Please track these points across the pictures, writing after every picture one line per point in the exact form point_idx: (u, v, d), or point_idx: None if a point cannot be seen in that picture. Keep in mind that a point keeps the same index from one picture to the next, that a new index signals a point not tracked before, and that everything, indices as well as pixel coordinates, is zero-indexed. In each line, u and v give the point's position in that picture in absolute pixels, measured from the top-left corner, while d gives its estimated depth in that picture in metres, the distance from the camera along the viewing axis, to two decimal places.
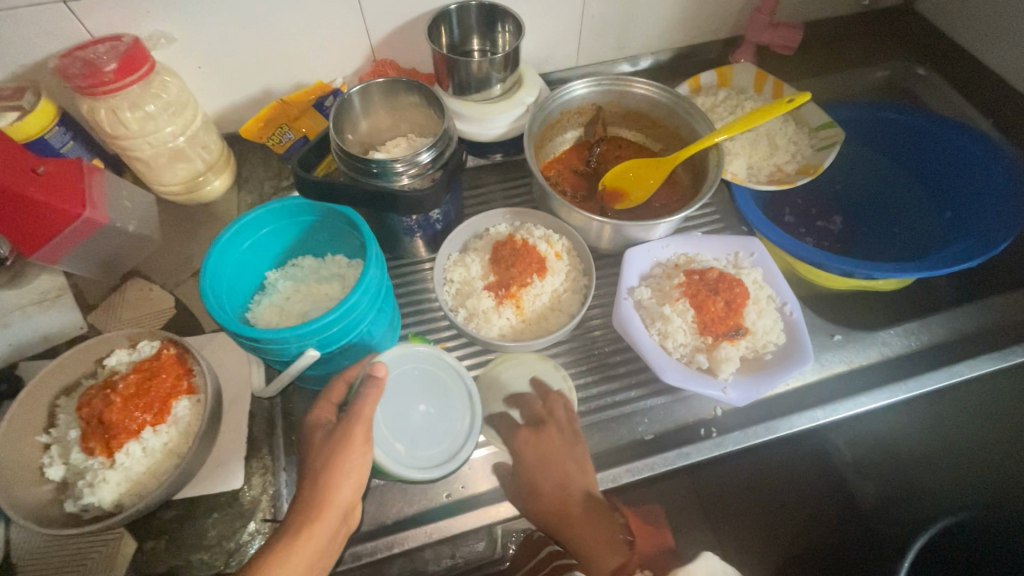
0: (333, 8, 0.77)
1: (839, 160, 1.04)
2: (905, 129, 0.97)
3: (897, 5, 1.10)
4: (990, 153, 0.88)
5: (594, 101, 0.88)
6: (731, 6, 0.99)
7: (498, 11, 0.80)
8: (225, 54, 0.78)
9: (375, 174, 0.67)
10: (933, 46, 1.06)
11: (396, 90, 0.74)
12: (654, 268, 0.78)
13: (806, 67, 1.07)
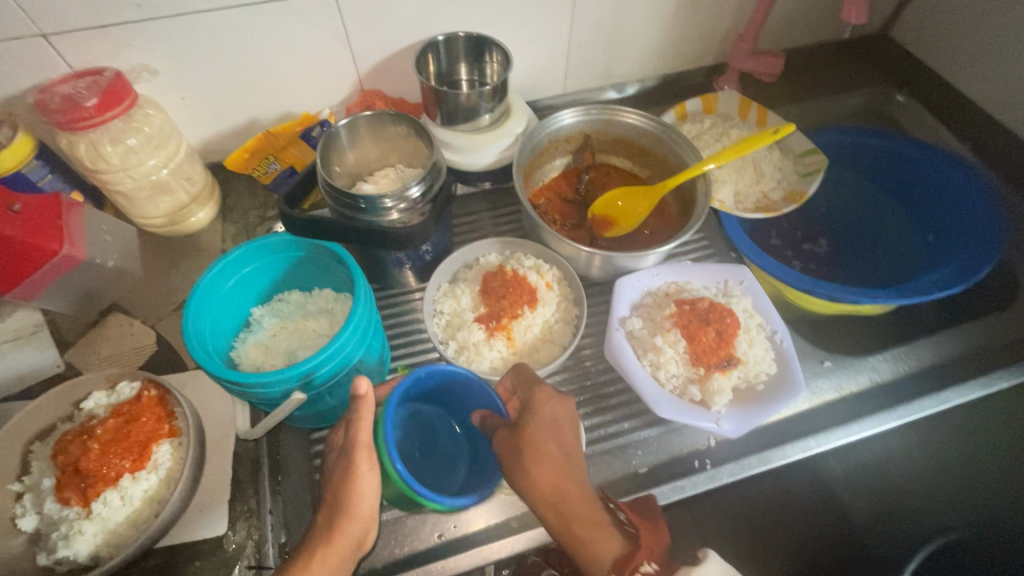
0: (320, 40, 0.77)
1: (824, 184, 1.05)
2: (886, 154, 0.99)
3: (873, 33, 1.13)
4: (970, 179, 0.90)
5: (582, 129, 0.89)
6: (714, 35, 1.01)
7: (486, 41, 0.80)
8: (209, 85, 0.77)
9: (363, 209, 0.66)
10: (911, 73, 1.09)
11: (384, 122, 0.74)
12: (644, 297, 0.78)
13: (789, 92, 1.09)
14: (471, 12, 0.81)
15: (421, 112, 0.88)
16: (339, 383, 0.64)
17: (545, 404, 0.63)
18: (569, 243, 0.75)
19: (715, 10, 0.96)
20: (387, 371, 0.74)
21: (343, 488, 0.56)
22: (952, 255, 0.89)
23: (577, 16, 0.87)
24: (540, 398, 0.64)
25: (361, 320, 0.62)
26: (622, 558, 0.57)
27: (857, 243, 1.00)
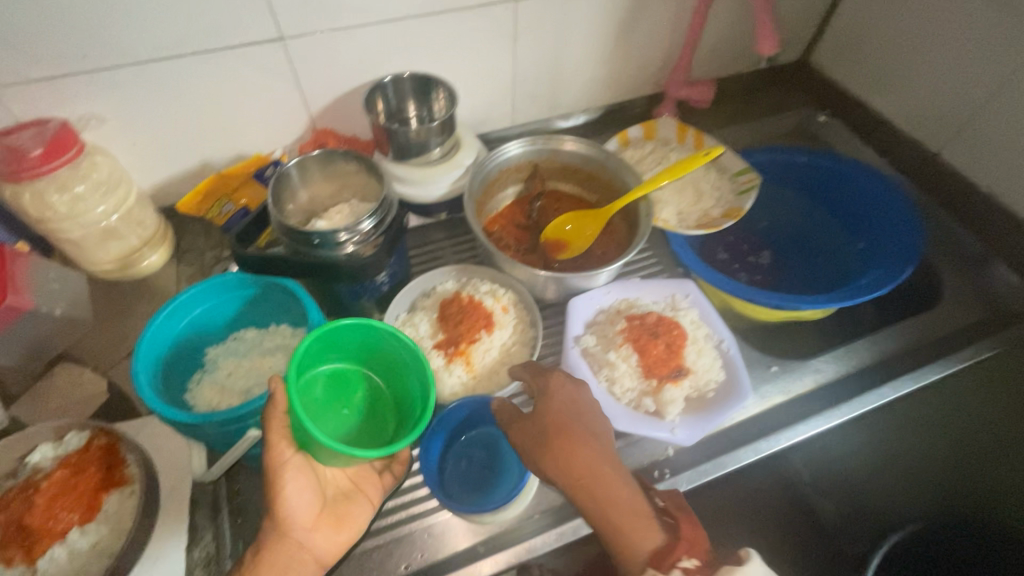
0: (269, 83, 0.80)
1: (761, 201, 1.12)
2: (812, 170, 1.07)
3: (796, 61, 1.23)
4: (886, 189, 0.99)
5: (530, 159, 0.93)
6: (650, 67, 1.08)
7: (432, 81, 0.84)
8: (160, 131, 0.78)
9: (318, 245, 0.67)
10: (831, 96, 1.19)
11: (334, 159, 0.76)
12: (597, 315, 0.81)
13: (724, 117, 1.17)
14: (418, 53, 0.85)
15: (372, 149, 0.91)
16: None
17: (557, 387, 0.66)
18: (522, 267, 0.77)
19: (649, 45, 1.03)
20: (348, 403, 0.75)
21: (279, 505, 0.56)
22: (881, 259, 0.96)
23: (520, 54, 0.93)
24: (553, 383, 0.66)
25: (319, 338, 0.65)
26: (659, 551, 0.57)
27: (795, 252, 1.06)
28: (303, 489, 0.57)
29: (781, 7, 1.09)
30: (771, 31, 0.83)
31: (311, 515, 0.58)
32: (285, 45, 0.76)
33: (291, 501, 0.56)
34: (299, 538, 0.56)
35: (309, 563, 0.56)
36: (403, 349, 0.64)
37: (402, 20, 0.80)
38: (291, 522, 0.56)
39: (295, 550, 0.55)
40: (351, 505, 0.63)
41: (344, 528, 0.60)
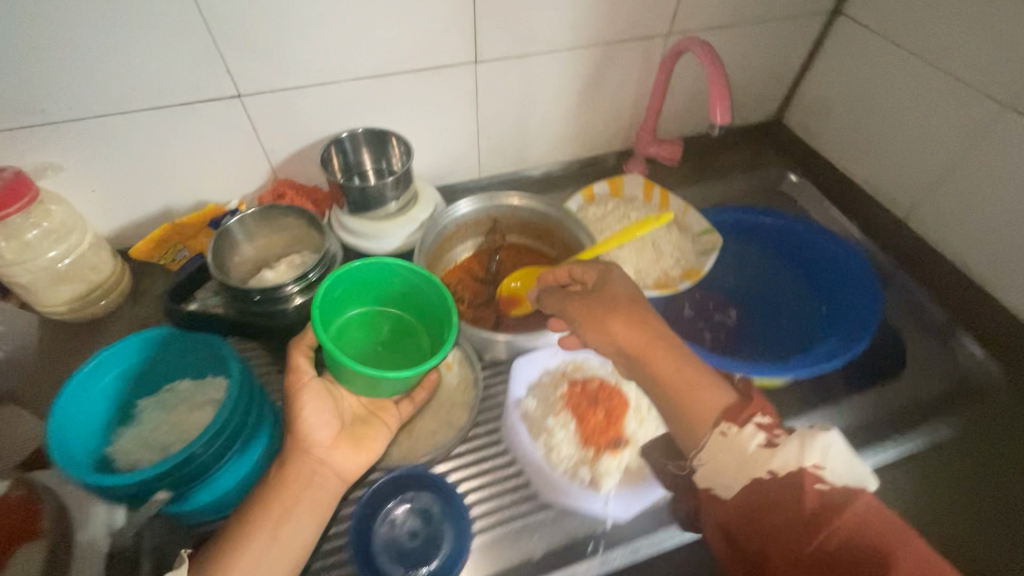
0: (228, 136, 0.82)
1: (727, 258, 1.10)
2: (778, 231, 1.07)
3: (771, 120, 1.24)
4: (850, 256, 0.98)
5: (488, 214, 0.94)
6: (617, 125, 1.09)
7: (386, 135, 0.84)
8: (119, 179, 0.81)
9: (260, 300, 0.71)
10: (804, 156, 1.20)
11: (277, 213, 0.77)
12: (542, 376, 0.79)
13: (696, 173, 1.17)
14: (377, 110, 0.87)
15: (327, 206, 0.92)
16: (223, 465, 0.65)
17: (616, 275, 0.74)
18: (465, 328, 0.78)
19: (615, 103, 1.04)
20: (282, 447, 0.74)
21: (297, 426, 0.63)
22: (845, 324, 0.95)
23: (482, 111, 0.95)
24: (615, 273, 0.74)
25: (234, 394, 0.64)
26: (734, 408, 0.60)
27: (762, 314, 1.04)
28: (321, 412, 0.65)
29: (750, 70, 1.10)
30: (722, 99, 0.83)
31: (330, 435, 0.64)
32: (243, 102, 0.78)
33: (308, 418, 0.63)
34: (317, 454, 0.63)
35: (325, 479, 0.63)
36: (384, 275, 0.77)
37: (360, 79, 0.82)
38: (310, 440, 0.63)
39: (313, 463, 0.62)
40: (369, 427, 0.69)
41: (362, 447, 0.67)
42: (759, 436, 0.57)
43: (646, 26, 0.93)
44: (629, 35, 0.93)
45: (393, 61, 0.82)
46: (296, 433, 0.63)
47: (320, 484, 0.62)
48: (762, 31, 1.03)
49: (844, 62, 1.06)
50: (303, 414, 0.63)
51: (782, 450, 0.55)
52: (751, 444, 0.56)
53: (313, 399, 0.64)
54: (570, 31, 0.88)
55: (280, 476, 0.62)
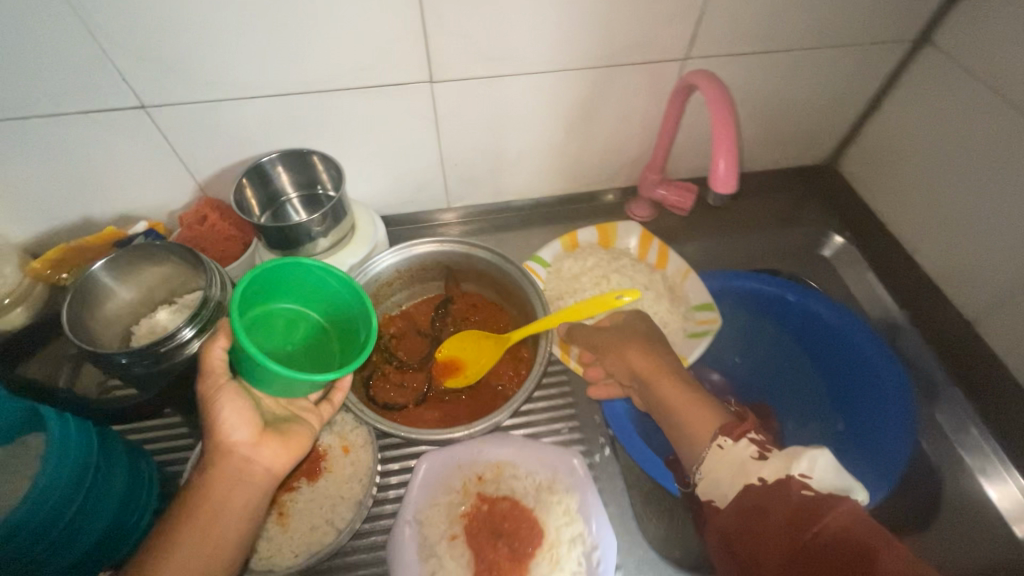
0: (140, 150, 0.72)
1: (735, 335, 0.89)
2: (799, 311, 0.85)
3: (821, 163, 1.01)
4: (888, 364, 0.76)
5: (437, 260, 0.81)
6: (620, 159, 0.91)
7: (309, 156, 0.73)
8: (26, 189, 0.73)
9: (127, 364, 0.59)
10: (854, 215, 0.97)
11: (145, 255, 0.64)
12: (453, 479, 0.65)
13: (714, 223, 0.97)
14: (313, 130, 0.75)
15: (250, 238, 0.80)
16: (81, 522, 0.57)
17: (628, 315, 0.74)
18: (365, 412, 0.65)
19: (616, 136, 0.86)
20: (156, 493, 0.67)
21: (216, 426, 0.56)
22: (869, 453, 0.74)
23: (445, 137, 0.80)
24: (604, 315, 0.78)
25: (59, 441, 0.57)
26: (729, 426, 0.57)
27: (768, 411, 0.82)
28: (241, 413, 0.57)
29: (796, 105, 0.88)
30: (728, 149, 0.64)
31: (253, 432, 0.57)
32: (150, 114, 0.68)
33: (227, 416, 0.56)
34: (242, 453, 0.56)
35: (257, 475, 0.57)
36: (336, 283, 0.64)
37: (289, 96, 0.70)
38: (231, 440, 0.56)
39: (239, 467, 0.56)
40: (297, 424, 0.62)
41: (292, 442, 0.60)
42: (753, 448, 0.54)
43: (655, 48, 0.74)
44: (632, 59, 0.75)
45: (327, 77, 0.69)
46: (216, 433, 0.55)
47: (252, 483, 0.56)
48: (816, 60, 0.81)
49: (922, 107, 0.82)
50: (222, 412, 0.56)
51: (772, 463, 0.52)
52: (743, 456, 0.54)
53: (234, 400, 0.57)
54: (553, 51, 0.71)
55: (203, 483, 0.55)
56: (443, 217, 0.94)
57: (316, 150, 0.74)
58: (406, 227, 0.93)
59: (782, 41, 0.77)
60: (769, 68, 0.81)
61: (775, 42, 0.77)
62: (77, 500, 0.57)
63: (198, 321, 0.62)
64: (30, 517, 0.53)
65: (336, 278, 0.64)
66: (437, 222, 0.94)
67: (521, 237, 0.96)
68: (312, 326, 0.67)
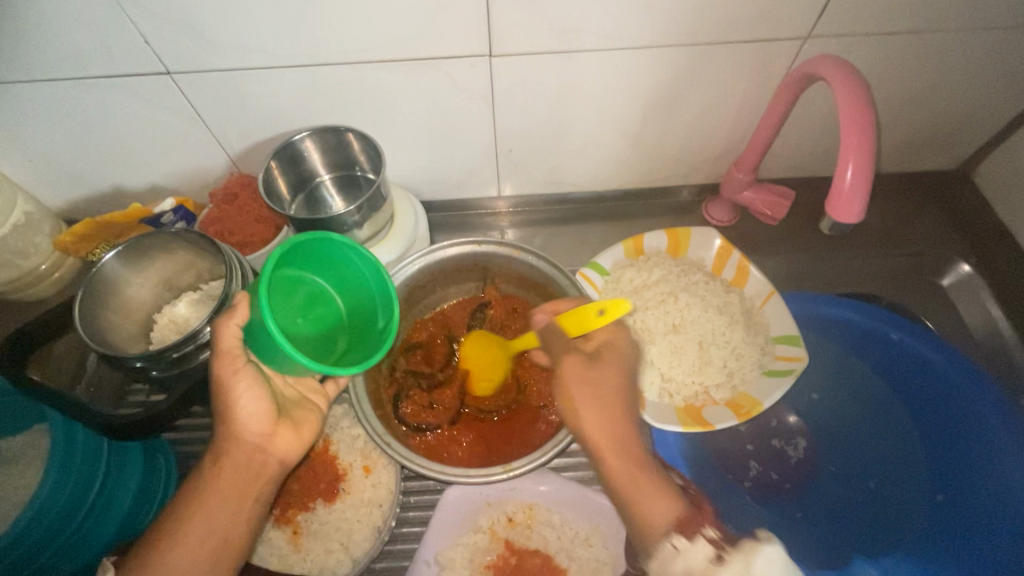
0: (166, 119, 0.65)
1: (818, 371, 0.75)
2: (903, 355, 0.71)
3: (950, 168, 0.83)
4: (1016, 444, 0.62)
5: (475, 261, 0.71)
6: (703, 153, 0.77)
7: (342, 134, 0.65)
8: (54, 155, 0.68)
9: (146, 367, 0.55)
10: (985, 238, 0.80)
11: (158, 243, 0.62)
12: (478, 522, 0.62)
13: (806, 234, 0.83)
14: (352, 106, 0.66)
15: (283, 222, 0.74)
16: (91, 524, 0.55)
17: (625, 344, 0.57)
18: (389, 445, 0.57)
19: (703, 126, 0.72)
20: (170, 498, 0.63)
21: (228, 413, 0.48)
22: (969, 547, 0.62)
23: (502, 118, 0.69)
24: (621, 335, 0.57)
25: (65, 444, 0.54)
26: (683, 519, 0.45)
27: (847, 463, 0.71)
28: (259, 397, 0.49)
29: (937, 99, 0.71)
30: (860, 150, 0.49)
31: (270, 422, 0.50)
32: (175, 81, 0.61)
33: (243, 402, 0.48)
34: (256, 444, 0.49)
35: (270, 468, 0.50)
36: (375, 280, 0.54)
37: (327, 67, 0.61)
38: (246, 430, 0.48)
39: (257, 457, 0.49)
40: (307, 410, 0.55)
41: (303, 432, 0.53)
42: (707, 549, 0.42)
43: (770, 23, 0.59)
44: (738, 35, 0.60)
45: (371, 45, 0.59)
46: (229, 422, 0.48)
47: (265, 479, 0.50)
48: (978, 44, 0.64)
49: None
50: (237, 398, 0.48)
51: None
52: (697, 567, 0.42)
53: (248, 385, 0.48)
54: (641, 22, 0.58)
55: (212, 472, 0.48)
56: (491, 205, 0.84)
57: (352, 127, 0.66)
58: (450, 214, 0.84)
59: (937, 17, 0.60)
60: (912, 52, 0.64)
61: (928, 19, 0.60)
62: (87, 501, 0.54)
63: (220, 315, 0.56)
64: (41, 513, 0.51)
65: (377, 274, 0.53)
66: (484, 209, 0.85)
67: (575, 232, 0.85)
68: (330, 315, 0.52)
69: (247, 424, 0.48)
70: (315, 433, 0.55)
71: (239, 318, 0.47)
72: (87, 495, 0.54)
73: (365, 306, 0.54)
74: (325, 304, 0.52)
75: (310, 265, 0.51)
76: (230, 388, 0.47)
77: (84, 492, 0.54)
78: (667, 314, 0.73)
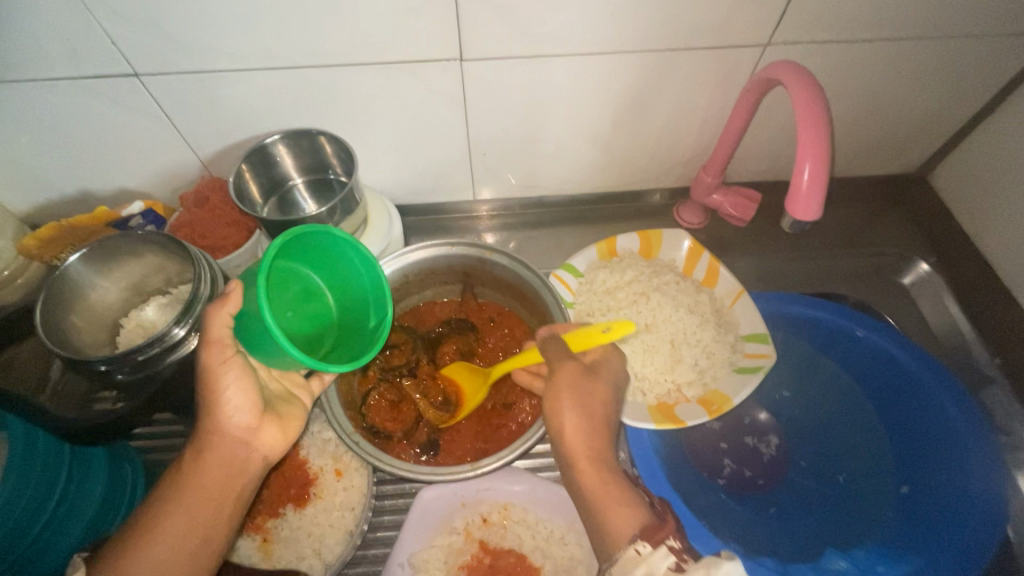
0: (135, 121, 0.65)
1: (789, 368, 0.77)
2: (867, 351, 0.73)
3: (909, 172, 0.86)
4: (977, 431, 0.64)
5: (455, 264, 0.72)
6: (672, 157, 0.79)
7: (314, 136, 0.65)
8: (18, 156, 0.67)
9: (111, 371, 0.54)
10: (943, 239, 0.84)
11: (125, 246, 0.61)
12: (453, 521, 0.61)
13: (773, 235, 0.85)
14: (325, 109, 0.66)
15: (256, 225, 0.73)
16: (51, 534, 0.53)
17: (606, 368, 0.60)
18: (348, 435, 0.58)
19: (672, 129, 0.74)
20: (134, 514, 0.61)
21: (212, 405, 0.47)
22: (932, 535, 0.63)
23: (474, 121, 0.70)
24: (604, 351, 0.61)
25: (24, 449, 0.52)
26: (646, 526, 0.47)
27: (819, 459, 0.73)
28: (246, 389, 0.48)
29: (893, 104, 0.74)
30: (816, 150, 0.51)
31: (256, 415, 0.49)
32: (145, 83, 0.61)
33: (229, 394, 0.47)
34: (239, 437, 0.48)
35: (253, 465, 0.49)
36: (370, 280, 0.54)
37: (300, 68, 0.61)
38: (233, 423, 0.48)
39: (241, 450, 0.49)
40: (293, 407, 0.55)
41: (289, 429, 0.53)
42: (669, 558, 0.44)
43: (733, 29, 0.61)
44: (703, 41, 0.62)
45: (343, 47, 0.59)
46: (216, 415, 0.47)
47: (238, 479, 0.48)
48: (931, 51, 0.67)
49: None
50: (225, 389, 0.47)
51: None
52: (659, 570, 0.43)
53: (237, 375, 0.47)
54: (607, 28, 0.60)
55: (177, 477, 0.47)
56: (466, 208, 0.85)
57: (325, 130, 0.66)
58: (426, 219, 0.85)
59: (889, 26, 0.63)
60: (867, 59, 0.67)
61: (881, 27, 0.63)
62: (47, 509, 0.53)
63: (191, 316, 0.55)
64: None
65: (373, 273, 0.54)
66: (460, 212, 0.85)
67: (550, 236, 0.87)
68: (319, 312, 0.52)
69: (229, 417, 0.48)
70: (300, 429, 0.55)
71: (232, 306, 0.46)
72: (47, 503, 0.53)
73: (356, 303, 0.54)
74: (316, 300, 0.52)
75: (306, 260, 0.51)
76: (216, 379, 0.47)
77: (43, 502, 0.53)
78: (640, 313, 0.74)
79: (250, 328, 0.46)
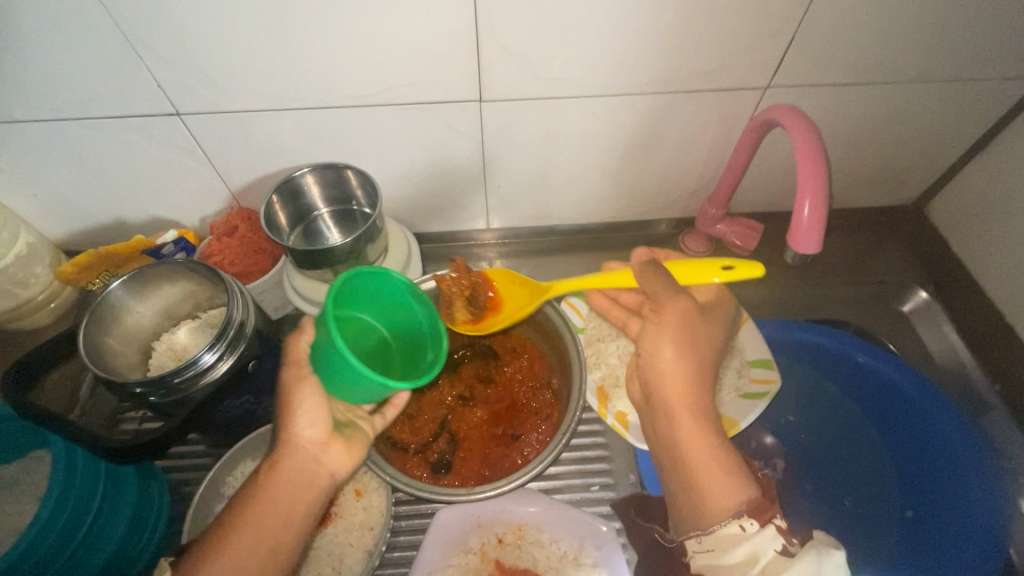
0: (172, 157, 0.69)
1: (799, 392, 0.79)
2: (870, 375, 0.75)
3: (905, 204, 0.90)
4: (977, 454, 0.66)
5: None
6: (678, 190, 0.83)
7: (340, 170, 0.69)
8: (60, 188, 0.71)
9: (147, 394, 0.56)
10: (940, 268, 0.87)
11: (163, 273, 0.64)
12: (470, 540, 0.63)
13: (776, 264, 0.88)
14: (352, 145, 0.70)
15: (281, 253, 0.77)
16: (85, 551, 0.56)
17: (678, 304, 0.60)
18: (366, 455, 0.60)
19: (678, 164, 0.78)
20: (159, 533, 0.63)
21: (289, 418, 0.51)
22: (935, 555, 0.64)
23: (491, 156, 0.74)
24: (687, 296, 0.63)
25: (65, 467, 0.55)
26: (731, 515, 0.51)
27: (826, 483, 0.74)
28: (319, 406, 0.52)
29: (889, 142, 0.78)
30: (815, 188, 0.54)
31: (326, 431, 0.53)
32: (184, 121, 0.65)
33: (304, 409, 0.51)
34: (313, 451, 0.52)
35: (320, 479, 0.52)
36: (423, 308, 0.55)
37: (331, 109, 0.65)
38: (304, 436, 0.52)
39: (310, 463, 0.52)
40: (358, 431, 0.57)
41: (355, 449, 0.55)
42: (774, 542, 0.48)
43: (736, 73, 0.66)
44: (707, 84, 0.66)
45: (373, 89, 0.63)
46: (289, 426, 0.51)
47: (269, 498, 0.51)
48: (921, 93, 0.71)
49: None
50: (299, 403, 0.51)
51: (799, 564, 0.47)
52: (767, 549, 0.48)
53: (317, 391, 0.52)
54: (618, 72, 0.64)
55: None
56: (479, 237, 0.88)
57: (351, 165, 0.70)
58: (440, 246, 0.88)
59: (882, 70, 0.67)
60: (862, 99, 0.71)
61: (874, 72, 0.67)
62: (83, 526, 0.55)
63: (224, 341, 0.59)
64: (38, 538, 0.51)
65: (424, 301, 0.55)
66: (473, 241, 0.89)
67: (559, 263, 0.90)
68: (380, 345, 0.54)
69: (303, 430, 0.51)
70: (364, 456, 0.56)
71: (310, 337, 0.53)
72: (84, 521, 0.55)
73: (414, 334, 0.56)
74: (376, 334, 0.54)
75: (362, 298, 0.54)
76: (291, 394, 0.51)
77: (80, 518, 0.55)
78: None
79: (319, 363, 0.50)
